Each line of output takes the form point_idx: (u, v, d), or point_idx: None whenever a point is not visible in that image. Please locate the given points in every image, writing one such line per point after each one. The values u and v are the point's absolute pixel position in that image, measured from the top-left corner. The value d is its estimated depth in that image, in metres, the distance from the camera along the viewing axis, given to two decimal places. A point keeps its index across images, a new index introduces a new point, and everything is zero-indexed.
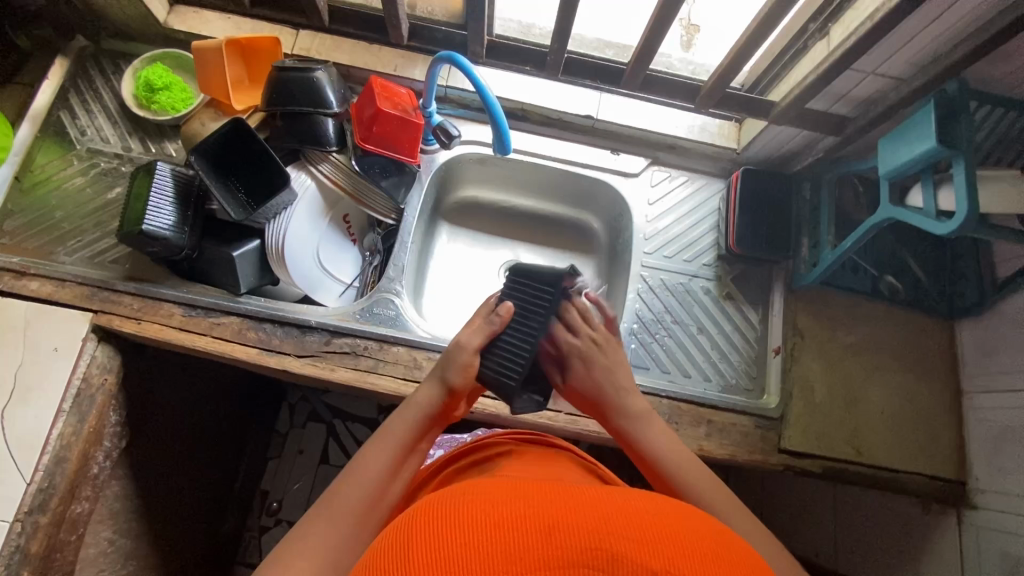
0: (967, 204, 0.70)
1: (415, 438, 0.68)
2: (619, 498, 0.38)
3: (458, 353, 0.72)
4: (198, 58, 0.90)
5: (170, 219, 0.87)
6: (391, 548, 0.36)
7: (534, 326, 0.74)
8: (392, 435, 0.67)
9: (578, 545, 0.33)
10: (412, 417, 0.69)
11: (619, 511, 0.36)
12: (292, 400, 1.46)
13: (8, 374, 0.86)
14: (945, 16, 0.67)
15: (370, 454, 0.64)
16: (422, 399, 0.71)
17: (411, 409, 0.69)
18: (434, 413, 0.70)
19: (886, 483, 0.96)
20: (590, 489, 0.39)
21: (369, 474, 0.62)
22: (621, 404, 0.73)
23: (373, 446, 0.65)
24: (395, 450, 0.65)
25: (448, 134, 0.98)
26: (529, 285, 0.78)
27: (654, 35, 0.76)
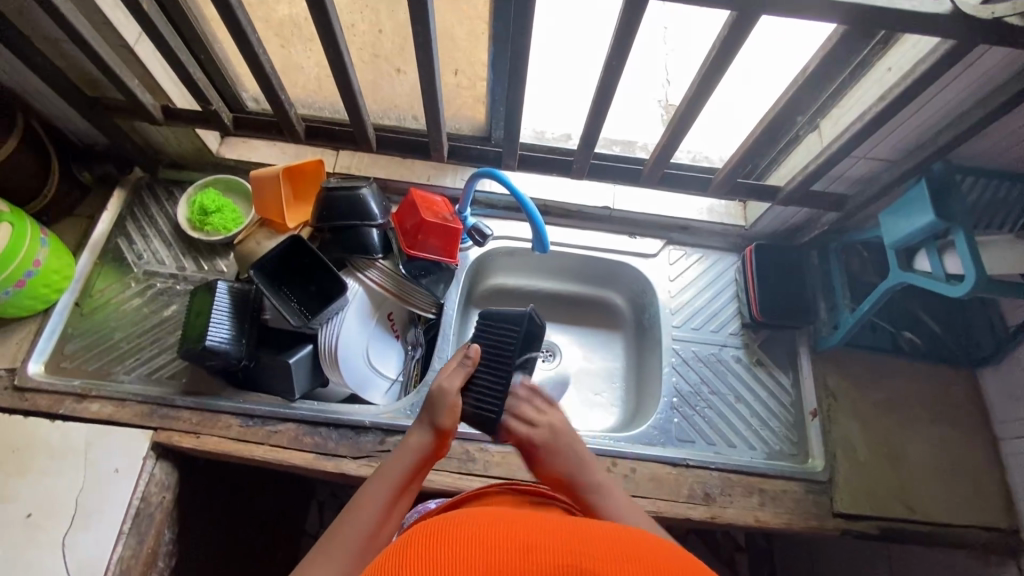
0: (975, 269, 0.77)
1: (407, 478, 0.69)
2: (594, 527, 0.42)
3: (442, 397, 0.75)
4: (255, 185, 0.99)
5: (228, 333, 0.92)
6: (385, 561, 0.39)
7: (504, 362, 0.79)
8: (384, 475, 0.69)
9: (551, 560, 0.37)
10: (404, 457, 0.71)
11: (595, 537, 0.40)
12: (321, 497, 1.41)
13: (70, 499, 0.87)
14: (920, 111, 0.78)
15: (364, 496, 0.66)
16: (412, 441, 0.72)
17: (403, 452, 0.71)
18: (426, 455, 0.72)
19: (944, 539, 0.96)
20: (568, 519, 0.43)
21: (365, 512, 0.64)
22: (588, 479, 0.71)
23: (368, 487, 0.67)
24: (387, 491, 0.67)
25: (483, 234, 1.07)
26: (497, 326, 0.83)
27: (669, 142, 0.85)
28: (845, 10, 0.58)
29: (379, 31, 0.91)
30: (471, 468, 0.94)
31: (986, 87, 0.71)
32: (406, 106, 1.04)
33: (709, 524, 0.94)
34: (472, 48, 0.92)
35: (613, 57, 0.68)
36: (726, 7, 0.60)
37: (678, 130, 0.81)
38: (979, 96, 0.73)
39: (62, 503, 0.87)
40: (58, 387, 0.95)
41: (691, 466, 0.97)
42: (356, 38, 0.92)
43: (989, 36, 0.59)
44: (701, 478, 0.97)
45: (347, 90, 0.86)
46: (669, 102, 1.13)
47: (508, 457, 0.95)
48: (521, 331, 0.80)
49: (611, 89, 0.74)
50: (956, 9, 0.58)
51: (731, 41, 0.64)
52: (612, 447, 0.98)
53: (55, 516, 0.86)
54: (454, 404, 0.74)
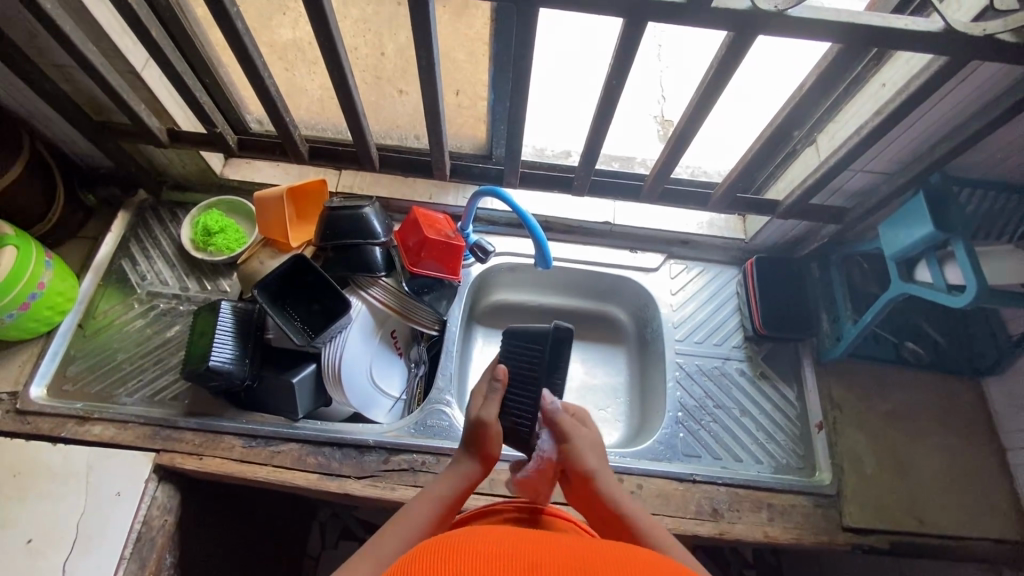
0: (976, 280, 0.78)
1: (451, 503, 0.69)
2: (602, 551, 0.42)
3: (482, 424, 0.73)
4: (259, 205, 1.00)
5: (231, 353, 0.92)
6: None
7: (532, 380, 0.76)
8: (429, 498, 0.69)
9: None
10: (448, 481, 0.71)
11: (604, 560, 0.40)
12: (323, 518, 1.38)
13: (71, 523, 0.86)
14: (915, 125, 0.79)
15: (408, 513, 0.67)
16: (457, 467, 0.73)
17: (451, 475, 0.72)
18: (471, 481, 0.72)
19: (956, 552, 0.95)
20: (576, 542, 0.43)
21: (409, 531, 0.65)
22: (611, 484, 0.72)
23: (412, 507, 0.68)
24: (431, 513, 0.67)
25: (484, 250, 1.08)
26: (522, 344, 0.79)
27: (669, 159, 0.85)
28: (839, 30, 0.60)
29: (381, 54, 0.93)
30: (476, 487, 0.93)
31: (979, 101, 0.73)
32: (408, 126, 1.06)
33: (718, 540, 0.93)
34: (473, 70, 0.94)
35: (612, 77, 0.69)
36: (722, 28, 0.61)
37: (678, 146, 0.82)
38: (973, 109, 0.74)
39: (63, 528, 0.86)
40: (60, 410, 0.94)
41: (698, 482, 0.97)
42: (358, 61, 0.94)
43: (981, 52, 0.60)
44: (708, 493, 0.96)
45: (351, 111, 0.87)
46: (664, 117, 1.16)
47: None
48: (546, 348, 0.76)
49: (610, 108, 0.76)
50: (947, 25, 0.59)
51: (727, 61, 0.66)
52: (618, 463, 0.97)
53: (55, 541, 0.85)
54: (492, 430, 0.73)
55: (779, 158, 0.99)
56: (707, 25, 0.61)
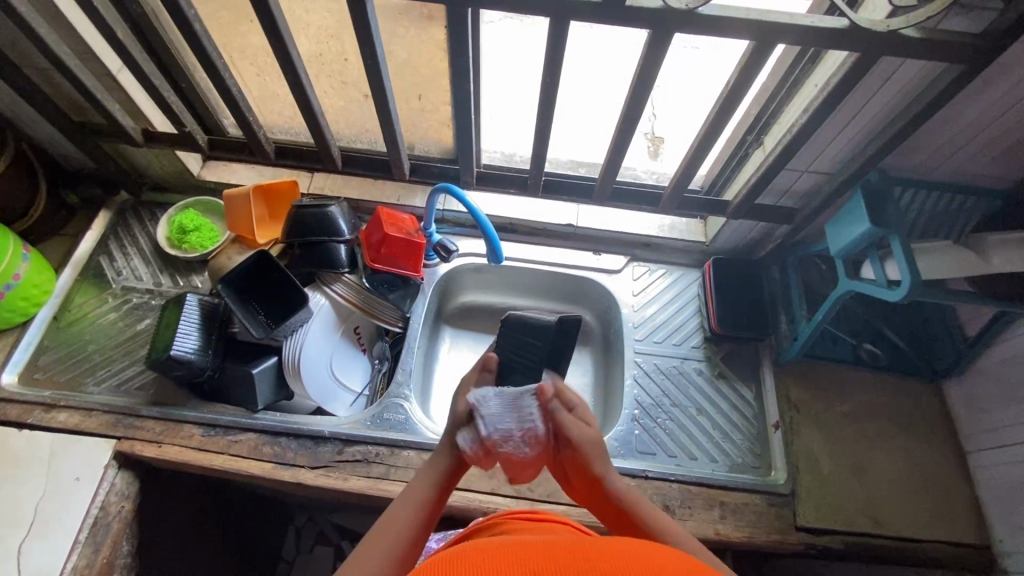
0: (910, 274, 0.79)
1: (435, 497, 0.62)
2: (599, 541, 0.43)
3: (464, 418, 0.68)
4: (228, 203, 1.04)
5: (194, 343, 0.95)
6: None
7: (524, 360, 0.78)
8: (407, 499, 0.61)
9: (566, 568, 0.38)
10: (423, 477, 0.64)
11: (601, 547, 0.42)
12: (300, 522, 1.38)
13: (29, 507, 0.88)
14: (849, 125, 0.82)
15: (392, 517, 0.59)
16: (436, 458, 0.66)
17: (429, 467, 0.65)
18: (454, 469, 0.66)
19: (914, 556, 0.94)
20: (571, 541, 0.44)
21: (399, 537, 0.57)
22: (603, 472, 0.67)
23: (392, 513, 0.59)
24: (414, 515, 0.59)
25: (447, 249, 1.12)
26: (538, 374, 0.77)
27: (614, 157, 0.88)
28: (751, 27, 0.63)
29: (346, 60, 0.97)
30: None
31: (906, 100, 0.75)
32: (375, 130, 1.10)
33: None
34: (434, 76, 0.99)
35: (545, 75, 0.73)
36: (642, 26, 0.65)
37: (621, 144, 0.85)
38: (901, 108, 0.77)
39: (21, 511, 0.88)
40: (28, 398, 0.97)
41: (650, 478, 0.97)
42: (324, 67, 0.99)
43: (887, 47, 0.63)
44: (661, 490, 0.96)
45: (310, 110, 0.91)
46: (656, 135, 1.01)
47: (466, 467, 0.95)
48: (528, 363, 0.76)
49: (551, 107, 0.79)
50: (851, 22, 0.62)
51: (651, 58, 0.69)
52: None
53: (13, 524, 0.87)
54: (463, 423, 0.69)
55: (731, 160, 1.01)
56: (626, 24, 0.65)
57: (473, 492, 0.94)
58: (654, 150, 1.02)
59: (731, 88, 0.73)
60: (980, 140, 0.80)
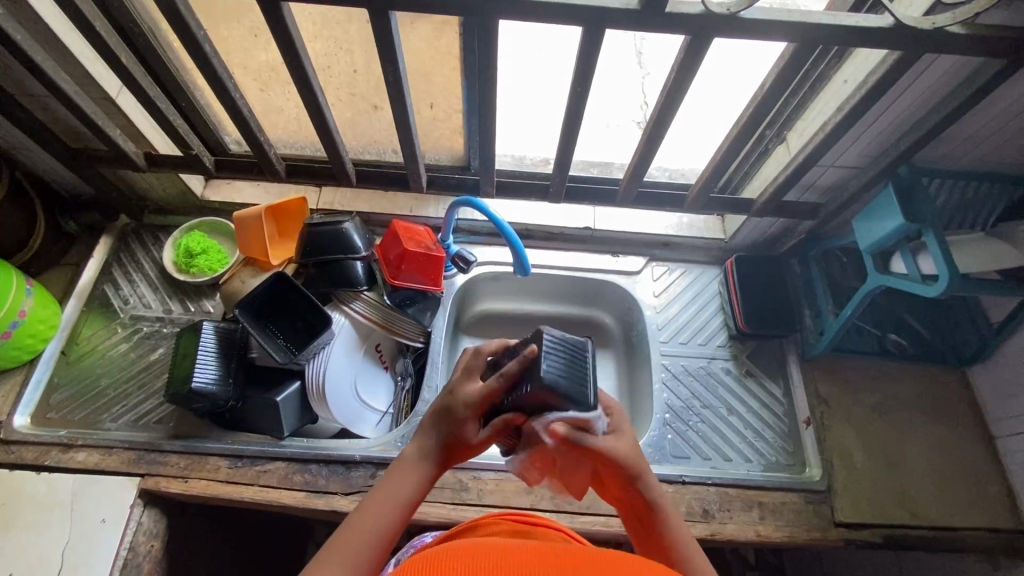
0: (948, 269, 0.78)
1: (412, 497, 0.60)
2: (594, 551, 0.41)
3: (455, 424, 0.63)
4: (238, 224, 1.01)
5: (214, 373, 0.92)
6: None
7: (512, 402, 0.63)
8: (387, 495, 0.59)
9: None
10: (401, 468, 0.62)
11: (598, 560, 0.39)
12: (320, 536, 1.32)
13: (55, 553, 0.85)
14: (881, 119, 0.80)
15: (365, 512, 0.58)
16: (420, 454, 0.62)
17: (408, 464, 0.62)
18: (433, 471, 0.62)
19: (951, 544, 0.95)
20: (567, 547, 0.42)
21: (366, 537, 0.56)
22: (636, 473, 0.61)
23: (369, 505, 0.59)
24: (390, 513, 0.58)
25: (466, 260, 1.09)
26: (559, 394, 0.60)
27: (640, 161, 0.86)
28: (792, 29, 0.61)
29: (355, 71, 0.94)
30: (466, 498, 0.92)
31: (939, 95, 0.74)
32: (385, 141, 1.07)
33: (710, 542, 0.92)
34: (448, 84, 0.95)
35: (576, 84, 0.70)
36: (679, 32, 0.62)
37: (649, 149, 0.83)
38: (933, 102, 0.75)
39: (46, 559, 0.84)
40: (44, 438, 0.94)
41: (688, 483, 0.96)
42: (332, 79, 0.95)
43: (932, 45, 0.62)
44: (699, 494, 0.95)
45: (323, 126, 0.88)
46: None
47: (503, 484, 0.94)
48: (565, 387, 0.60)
49: (578, 115, 0.76)
50: (896, 20, 0.60)
51: (688, 62, 0.67)
52: None
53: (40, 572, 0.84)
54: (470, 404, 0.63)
55: (752, 157, 1.00)
56: (664, 29, 0.62)
57: (511, 509, 0.92)
58: None
59: (767, 90, 0.71)
60: (1013, 128, 0.79)
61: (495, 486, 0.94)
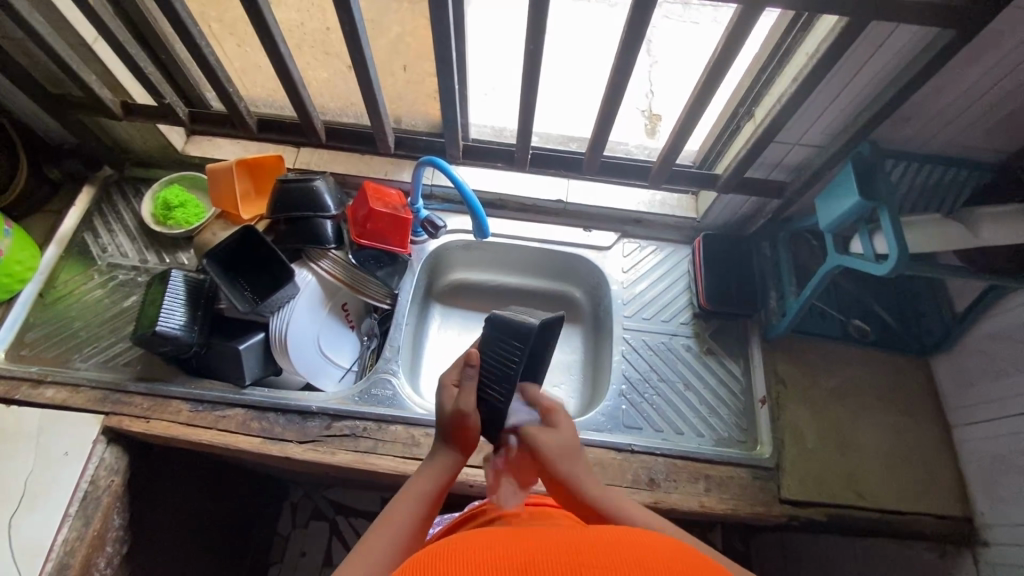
0: (898, 246, 0.78)
1: (434, 494, 0.68)
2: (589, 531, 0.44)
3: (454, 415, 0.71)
4: (211, 177, 1.03)
5: (180, 319, 0.94)
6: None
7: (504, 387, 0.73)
8: (413, 493, 0.67)
9: (551, 558, 0.40)
10: (430, 475, 0.69)
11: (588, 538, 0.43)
12: (294, 498, 1.40)
13: (18, 480, 0.89)
14: (842, 95, 0.80)
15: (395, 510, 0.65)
16: (437, 457, 0.71)
17: (431, 466, 0.70)
18: (452, 473, 0.71)
19: (897, 528, 0.95)
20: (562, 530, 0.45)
21: (397, 531, 0.63)
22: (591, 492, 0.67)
23: (397, 503, 0.66)
24: (416, 508, 0.66)
25: (435, 226, 1.11)
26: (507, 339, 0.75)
27: (601, 128, 0.87)
28: None
29: (328, 30, 0.95)
30: (415, 453, 0.94)
31: (899, 67, 0.73)
32: (360, 103, 1.08)
33: (654, 510, 0.93)
34: (419, 45, 0.96)
35: (529, 41, 0.71)
36: None
37: (609, 116, 0.84)
38: (890, 79, 0.75)
39: (9, 484, 0.88)
40: (15, 373, 0.98)
41: (636, 452, 0.97)
42: (306, 36, 0.97)
43: (879, 10, 0.61)
44: (646, 463, 0.97)
45: (291, 80, 0.89)
46: (653, 112, 1.06)
47: None
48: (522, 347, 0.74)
49: (535, 74, 0.77)
50: None
51: (637, 19, 0.67)
52: None
53: (3, 497, 0.87)
54: (471, 423, 0.71)
55: (723, 134, 0.99)
56: None
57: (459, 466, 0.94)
58: (652, 127, 1.07)
59: (720, 56, 0.72)
60: (973, 110, 0.78)
61: None
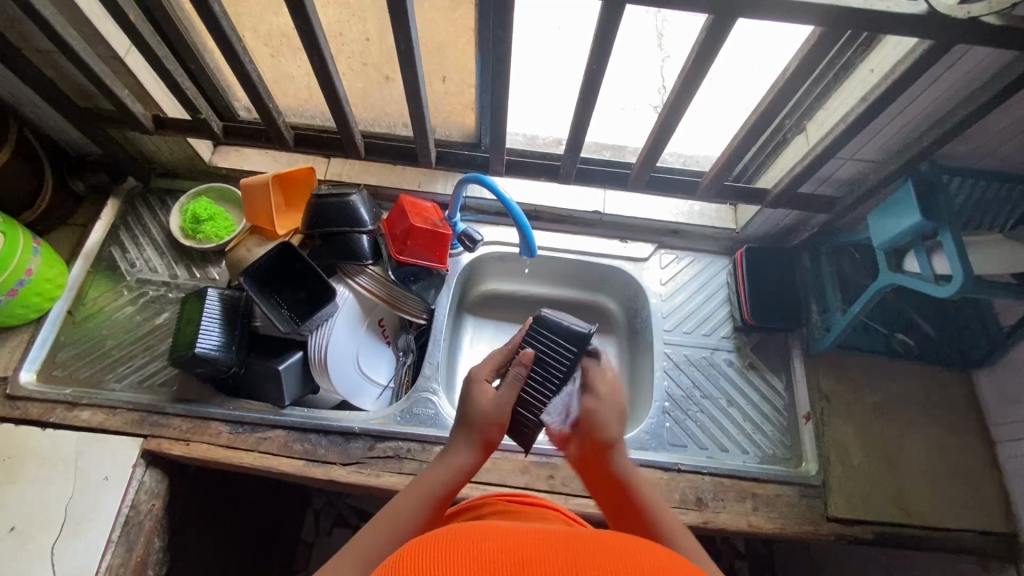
0: (962, 269, 0.77)
1: (443, 493, 0.67)
2: (589, 536, 0.41)
3: (483, 402, 0.72)
4: (245, 192, 1.00)
5: (218, 339, 0.92)
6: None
7: (558, 375, 0.73)
8: (418, 489, 0.66)
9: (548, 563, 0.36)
10: (441, 472, 0.68)
11: (590, 544, 0.39)
12: (317, 505, 1.38)
13: (59, 506, 0.87)
14: (906, 111, 0.78)
15: (398, 505, 0.64)
16: (452, 455, 0.70)
17: (442, 465, 0.69)
18: (463, 474, 0.69)
19: (942, 544, 0.95)
20: (564, 534, 0.42)
21: (399, 524, 0.62)
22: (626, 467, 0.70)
23: (401, 498, 0.65)
24: (421, 504, 0.65)
25: (472, 239, 1.07)
26: (557, 339, 0.74)
27: (655, 144, 0.85)
28: (819, 12, 0.59)
29: (367, 40, 0.91)
30: None
31: (971, 87, 0.71)
32: (395, 113, 1.05)
33: (702, 529, 0.92)
34: (461, 56, 0.93)
35: (592, 61, 0.69)
36: (703, 10, 0.61)
37: (664, 134, 0.82)
38: (959, 97, 0.73)
39: (50, 511, 0.86)
40: (49, 396, 0.95)
41: (682, 471, 0.97)
42: (344, 47, 0.93)
43: (966, 36, 0.59)
44: (694, 483, 0.96)
45: (332, 93, 0.86)
46: None
47: (499, 463, 0.95)
48: (574, 351, 0.73)
49: (593, 92, 0.74)
50: (930, 9, 0.58)
51: (710, 39, 0.65)
52: None
53: (45, 524, 0.86)
54: (500, 420, 0.72)
55: (769, 147, 0.97)
56: (688, 8, 0.61)
57: (505, 487, 0.93)
58: None
59: (789, 75, 0.70)
60: None
61: (492, 465, 0.95)
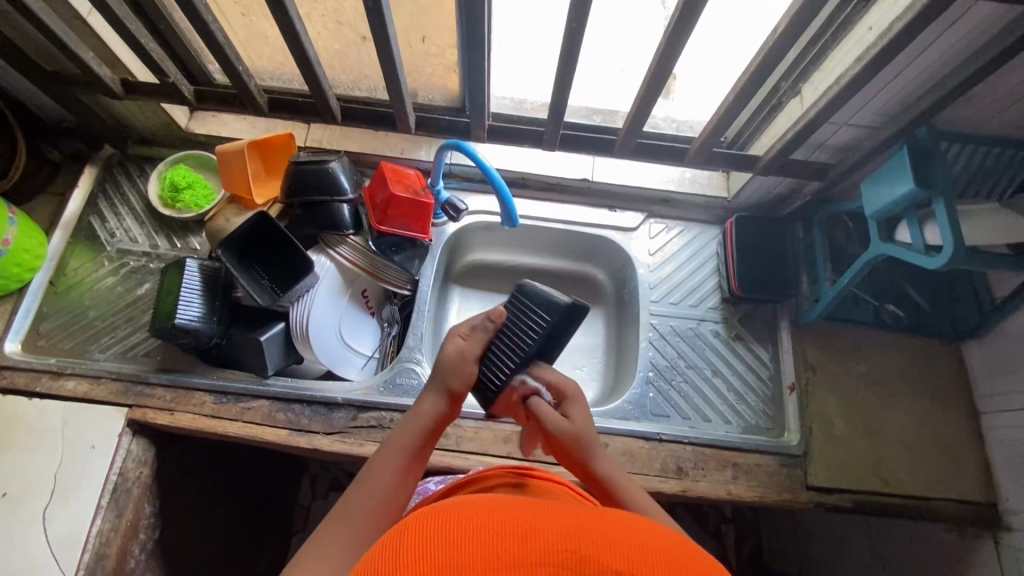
0: (952, 240, 0.74)
1: (417, 444, 0.66)
2: (605, 518, 0.37)
3: (459, 363, 0.71)
4: (221, 160, 0.97)
5: (198, 310, 0.91)
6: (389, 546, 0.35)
7: (524, 341, 0.72)
8: (392, 444, 0.66)
9: (552, 547, 0.33)
10: (412, 423, 0.68)
11: (602, 527, 0.36)
12: (313, 470, 1.41)
13: (48, 473, 0.88)
14: (905, 72, 0.74)
15: (374, 465, 0.64)
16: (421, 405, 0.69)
17: (412, 417, 0.68)
18: (436, 422, 0.68)
19: (920, 513, 0.95)
20: (578, 510, 0.38)
21: (378, 483, 0.62)
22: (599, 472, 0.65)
23: (378, 457, 0.65)
24: (396, 460, 0.65)
25: (456, 209, 1.06)
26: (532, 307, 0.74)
27: (641, 109, 0.81)
28: None
29: None
30: (442, 443, 0.94)
31: (974, 45, 0.67)
32: (374, 76, 1.01)
33: (681, 497, 0.93)
34: (439, 14, 0.88)
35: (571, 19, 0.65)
36: None
37: (650, 97, 0.78)
38: (962, 56, 0.69)
39: (39, 478, 0.88)
40: (34, 365, 0.96)
41: (664, 441, 0.97)
42: (317, 5, 0.89)
43: None
44: (675, 452, 0.96)
45: (302, 54, 0.82)
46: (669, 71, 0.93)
47: (480, 432, 0.96)
48: (547, 318, 0.72)
49: (574, 53, 0.71)
50: None
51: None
52: None
53: (34, 490, 0.87)
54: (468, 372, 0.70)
55: (763, 111, 0.93)
56: None
57: (487, 456, 0.94)
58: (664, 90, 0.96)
59: (780, 34, 0.66)
60: None
61: (474, 434, 0.95)
